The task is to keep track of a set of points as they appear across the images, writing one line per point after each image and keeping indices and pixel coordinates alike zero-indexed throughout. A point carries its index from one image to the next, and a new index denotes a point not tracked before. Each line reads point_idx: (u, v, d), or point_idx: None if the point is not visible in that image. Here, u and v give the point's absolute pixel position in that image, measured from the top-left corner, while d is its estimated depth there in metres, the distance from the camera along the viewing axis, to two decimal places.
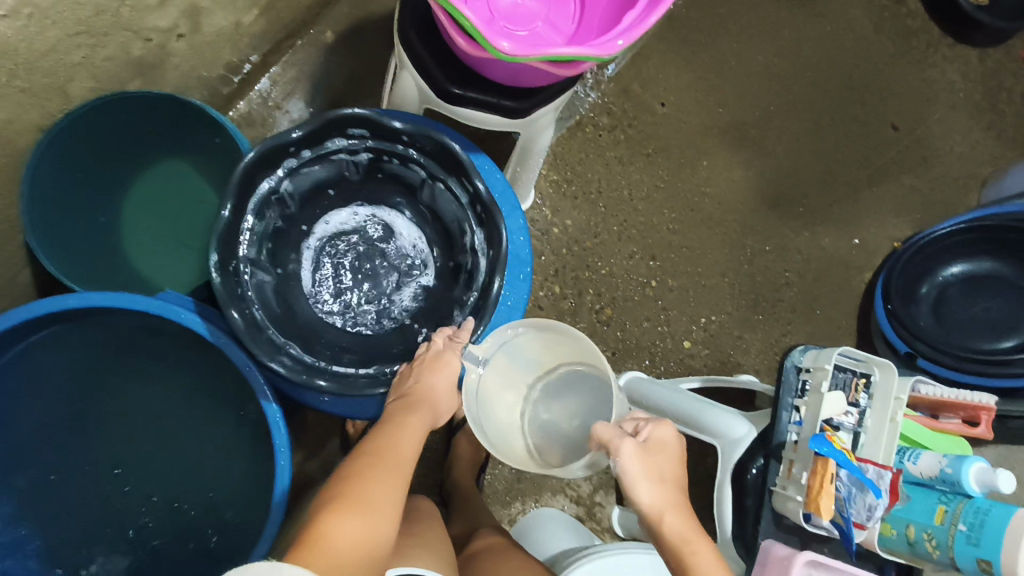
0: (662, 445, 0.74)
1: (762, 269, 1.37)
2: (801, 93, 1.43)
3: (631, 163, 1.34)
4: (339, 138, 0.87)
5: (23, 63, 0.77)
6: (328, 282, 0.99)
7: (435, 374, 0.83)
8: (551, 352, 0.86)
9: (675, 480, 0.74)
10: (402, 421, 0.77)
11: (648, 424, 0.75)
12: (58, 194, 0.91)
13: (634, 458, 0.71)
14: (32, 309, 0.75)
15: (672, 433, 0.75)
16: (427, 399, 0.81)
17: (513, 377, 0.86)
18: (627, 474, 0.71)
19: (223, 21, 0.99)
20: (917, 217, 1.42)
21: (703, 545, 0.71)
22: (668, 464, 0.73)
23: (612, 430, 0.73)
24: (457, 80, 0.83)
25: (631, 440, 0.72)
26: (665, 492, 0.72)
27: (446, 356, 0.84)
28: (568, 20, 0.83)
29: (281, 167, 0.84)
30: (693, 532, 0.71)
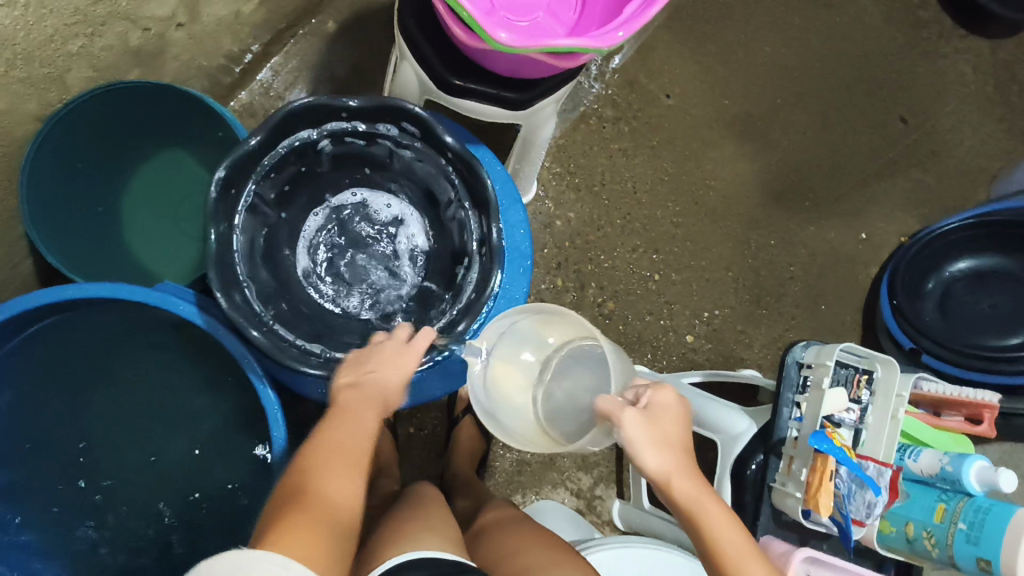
0: (663, 408, 0.76)
1: (767, 264, 1.36)
2: (808, 85, 1.41)
3: (635, 155, 1.32)
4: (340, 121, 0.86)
5: (20, 52, 0.77)
6: (325, 259, 1.00)
7: (391, 365, 0.76)
8: (563, 329, 0.85)
9: (680, 442, 0.75)
10: (354, 415, 0.73)
11: (649, 390, 0.77)
12: (57, 183, 0.91)
13: (637, 424, 0.73)
14: (30, 299, 0.74)
15: (672, 395, 0.77)
16: (381, 391, 0.75)
17: (528, 359, 0.82)
18: (633, 442, 0.73)
19: (222, 11, 0.98)
20: (924, 212, 1.41)
21: (711, 505, 0.73)
22: (671, 427, 0.75)
23: (614, 401, 0.74)
24: (457, 71, 0.83)
25: (632, 408, 0.73)
26: (671, 455, 0.74)
27: (410, 348, 0.77)
28: (570, 10, 0.82)
29: (279, 147, 0.84)
30: (700, 490, 0.73)
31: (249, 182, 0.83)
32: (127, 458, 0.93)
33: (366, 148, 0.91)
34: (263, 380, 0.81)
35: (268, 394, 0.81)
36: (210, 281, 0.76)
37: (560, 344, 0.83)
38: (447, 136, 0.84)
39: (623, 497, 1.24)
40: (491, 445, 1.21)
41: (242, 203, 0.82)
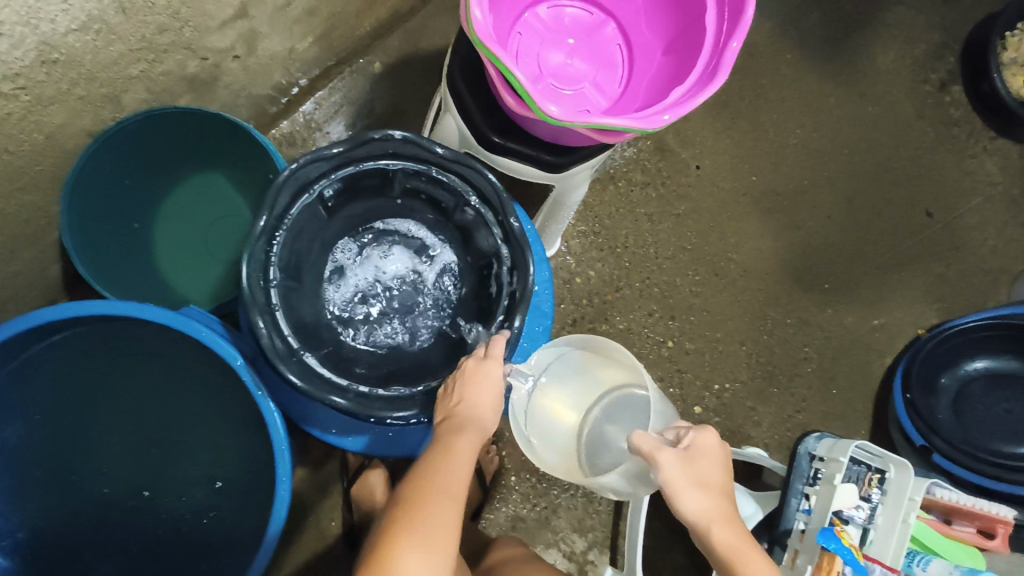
0: (705, 452, 0.73)
1: (781, 341, 1.35)
2: (836, 170, 1.43)
3: (660, 222, 1.34)
4: (394, 158, 0.88)
5: (85, 73, 0.81)
6: (360, 273, 1.00)
7: (478, 388, 0.76)
8: (612, 368, 0.87)
9: (721, 486, 0.73)
10: (447, 444, 0.72)
11: (690, 432, 0.75)
12: (96, 198, 0.93)
13: (676, 465, 0.71)
14: (57, 312, 0.75)
15: (715, 439, 0.75)
16: (473, 418, 0.75)
17: (576, 391, 0.89)
18: (670, 483, 0.71)
19: (278, 46, 1.02)
20: (943, 306, 1.40)
21: (763, 558, 0.70)
22: (714, 471, 0.73)
23: (652, 440, 0.72)
24: (498, 129, 0.85)
25: (671, 450, 0.72)
26: (711, 500, 0.72)
27: (489, 367, 0.77)
28: (615, 84, 0.84)
29: (334, 172, 0.86)
30: (743, 544, 0.70)
31: (300, 200, 0.85)
32: (127, 477, 0.92)
33: (413, 185, 0.93)
34: (275, 413, 0.80)
35: (277, 428, 0.80)
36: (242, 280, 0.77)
37: (609, 387, 0.88)
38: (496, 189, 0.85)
39: (616, 565, 1.21)
40: (488, 497, 1.19)
41: (280, 225, 0.83)
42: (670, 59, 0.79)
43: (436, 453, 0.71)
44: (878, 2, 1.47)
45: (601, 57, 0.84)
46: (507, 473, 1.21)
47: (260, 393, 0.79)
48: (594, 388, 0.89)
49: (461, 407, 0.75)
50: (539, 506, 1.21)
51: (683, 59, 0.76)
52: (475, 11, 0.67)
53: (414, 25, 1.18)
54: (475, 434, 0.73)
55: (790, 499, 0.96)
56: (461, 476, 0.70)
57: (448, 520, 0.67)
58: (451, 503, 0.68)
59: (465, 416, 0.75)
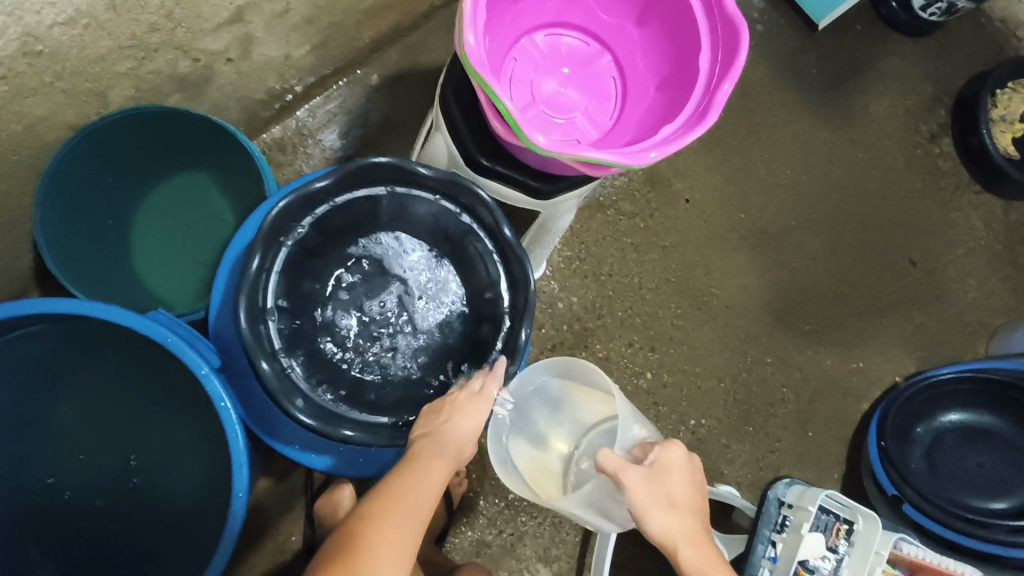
0: (669, 466, 0.74)
1: (760, 381, 1.35)
2: (823, 213, 1.43)
3: (646, 253, 1.34)
4: (402, 186, 0.91)
5: (69, 66, 0.78)
6: (397, 265, 0.98)
7: (466, 418, 0.78)
8: (597, 399, 0.85)
9: (687, 504, 0.74)
10: (420, 464, 0.74)
11: (657, 447, 0.75)
12: (73, 192, 0.91)
13: (640, 485, 0.71)
14: (26, 307, 0.73)
15: (678, 453, 0.75)
16: (453, 440, 0.76)
17: (562, 422, 0.88)
18: (637, 502, 0.70)
19: (273, 52, 1.01)
20: (921, 355, 1.41)
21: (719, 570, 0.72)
22: (677, 487, 0.73)
23: (618, 458, 0.71)
24: (487, 152, 0.85)
25: (637, 469, 0.71)
26: (676, 517, 0.72)
27: (479, 401, 0.80)
28: (607, 115, 0.84)
29: (348, 194, 0.90)
30: (706, 562, 0.72)
31: (307, 218, 0.89)
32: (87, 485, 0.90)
33: (409, 215, 0.95)
34: (238, 426, 0.77)
35: (240, 442, 0.77)
36: (240, 300, 0.82)
37: (597, 420, 0.86)
38: (504, 227, 0.89)
39: None
40: (453, 521, 1.17)
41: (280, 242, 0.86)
42: (663, 95, 0.79)
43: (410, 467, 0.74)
44: (874, 51, 1.49)
45: (594, 88, 0.84)
46: (475, 497, 1.19)
47: (223, 404, 0.76)
48: (583, 419, 0.87)
49: (448, 425, 0.78)
50: (505, 533, 1.19)
51: (675, 97, 0.76)
52: (468, 36, 0.66)
53: (414, 39, 1.20)
54: (446, 456, 0.75)
55: (756, 545, 0.97)
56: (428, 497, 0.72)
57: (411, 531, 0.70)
58: (415, 522, 0.70)
59: (446, 435, 0.77)
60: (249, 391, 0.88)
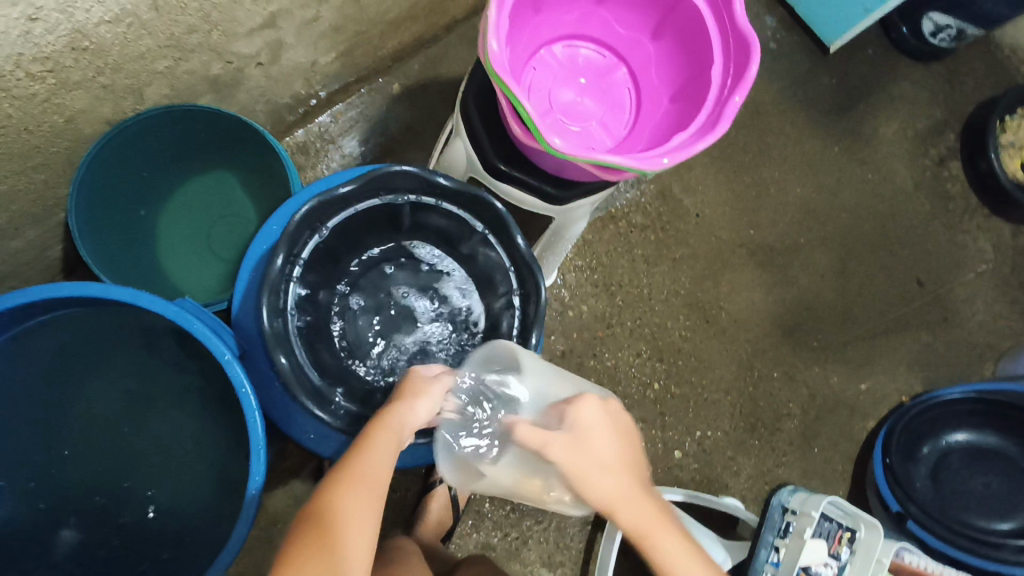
0: (591, 426, 0.68)
1: (767, 395, 1.36)
2: (832, 231, 1.45)
3: (656, 265, 1.36)
4: (427, 197, 0.92)
5: (111, 63, 0.79)
6: (417, 281, 1.04)
7: (414, 403, 0.73)
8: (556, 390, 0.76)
9: (618, 461, 0.69)
10: (372, 446, 0.67)
11: (571, 407, 0.70)
12: (105, 184, 0.94)
13: (563, 452, 0.66)
14: (59, 290, 0.76)
15: (596, 407, 0.70)
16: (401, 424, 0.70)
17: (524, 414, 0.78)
18: (565, 471, 0.66)
19: (301, 57, 1.05)
20: (928, 375, 1.42)
21: (667, 534, 0.68)
22: (603, 445, 0.68)
23: (535, 433, 0.66)
24: (504, 157, 0.88)
25: (557, 433, 0.67)
26: (609, 479, 0.67)
27: (432, 388, 0.75)
28: (622, 125, 0.87)
29: (376, 198, 0.90)
30: (648, 522, 0.67)
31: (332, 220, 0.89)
32: (107, 473, 0.92)
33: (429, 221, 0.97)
34: (256, 414, 0.79)
35: (259, 429, 0.79)
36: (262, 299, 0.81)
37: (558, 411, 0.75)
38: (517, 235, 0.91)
39: None
40: (459, 523, 1.18)
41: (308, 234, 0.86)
42: (677, 106, 0.81)
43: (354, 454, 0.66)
44: (884, 74, 1.52)
45: (610, 99, 0.87)
46: (482, 499, 1.20)
47: (245, 390, 0.78)
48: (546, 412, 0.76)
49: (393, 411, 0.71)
50: (510, 536, 1.20)
51: (688, 108, 0.79)
52: (493, 44, 0.69)
53: (434, 51, 1.28)
54: (390, 439, 0.68)
55: (760, 549, 0.98)
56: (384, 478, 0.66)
57: (367, 520, 0.62)
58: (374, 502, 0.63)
59: (394, 421, 0.70)
60: (268, 381, 0.88)
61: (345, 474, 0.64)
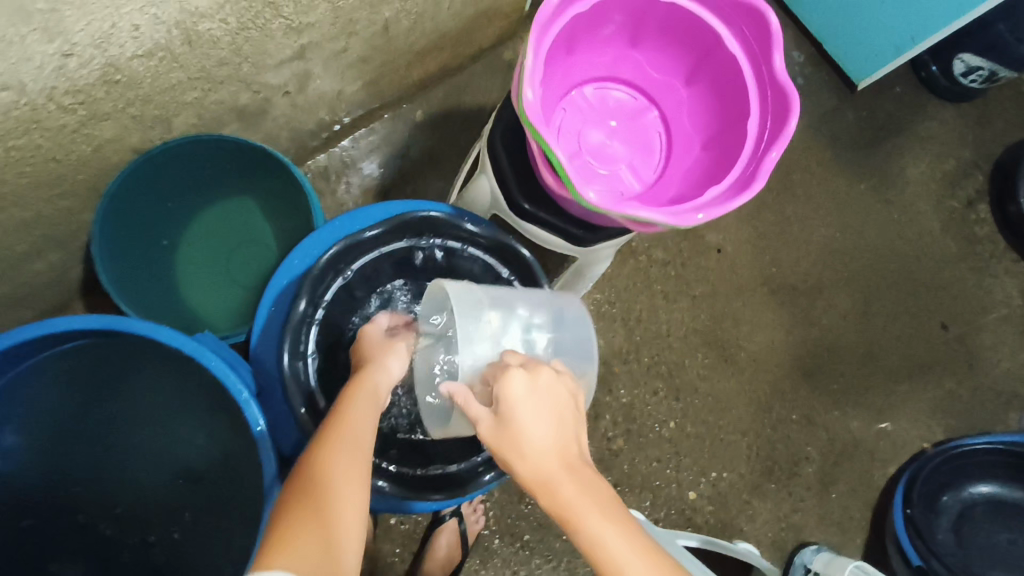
0: (514, 399, 0.61)
1: (785, 437, 1.33)
2: (856, 271, 1.43)
3: (675, 301, 1.34)
4: (454, 240, 0.91)
5: (142, 94, 0.79)
6: None
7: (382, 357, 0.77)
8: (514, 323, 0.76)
9: (547, 441, 0.60)
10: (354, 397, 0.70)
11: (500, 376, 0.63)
12: (129, 211, 0.94)
13: (484, 424, 0.63)
14: (80, 322, 0.75)
15: (522, 380, 0.62)
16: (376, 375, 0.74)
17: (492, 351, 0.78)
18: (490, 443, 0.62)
19: (327, 86, 1.05)
20: (951, 422, 1.39)
21: (598, 523, 0.58)
22: (530, 421, 0.60)
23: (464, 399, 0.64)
24: (530, 197, 0.87)
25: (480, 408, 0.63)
26: (536, 456, 0.60)
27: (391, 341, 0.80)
28: (651, 169, 0.85)
29: (403, 241, 0.89)
30: (579, 508, 0.58)
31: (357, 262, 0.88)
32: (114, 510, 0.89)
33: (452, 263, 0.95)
34: (271, 456, 0.78)
35: (270, 471, 0.78)
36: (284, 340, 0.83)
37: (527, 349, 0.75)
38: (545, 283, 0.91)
39: None
40: (467, 559, 1.16)
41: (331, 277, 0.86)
42: (708, 154, 0.80)
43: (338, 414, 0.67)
44: (912, 113, 1.50)
45: (639, 142, 0.86)
46: (491, 536, 1.18)
47: (258, 428, 0.78)
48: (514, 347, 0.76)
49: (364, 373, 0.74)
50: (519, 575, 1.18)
51: (720, 158, 0.78)
52: (527, 92, 0.69)
53: (458, 80, 1.29)
54: (368, 399, 0.71)
55: None
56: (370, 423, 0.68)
57: (364, 458, 0.64)
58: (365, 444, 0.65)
59: (369, 383, 0.73)
60: (282, 421, 0.86)
61: (332, 433, 0.64)
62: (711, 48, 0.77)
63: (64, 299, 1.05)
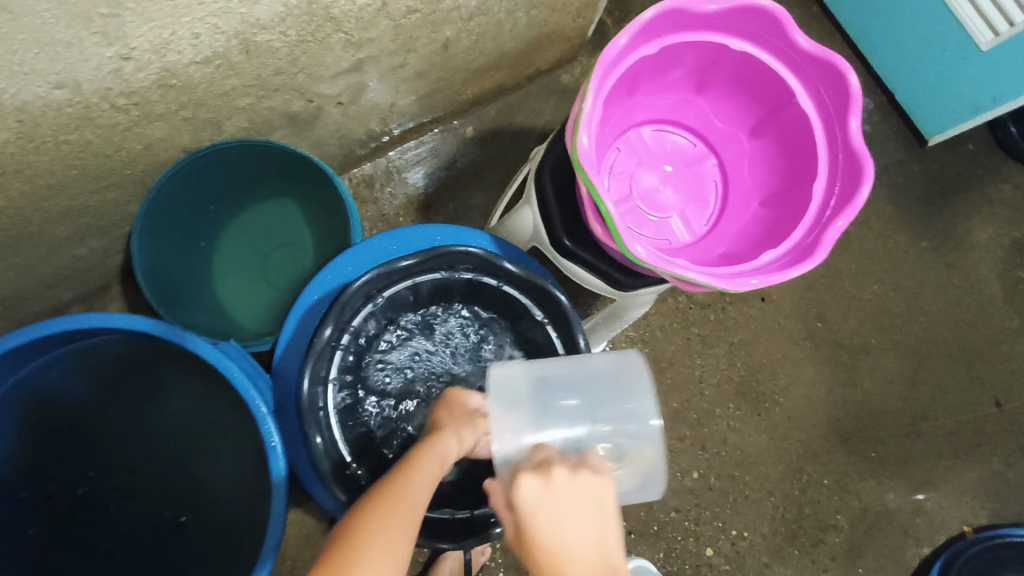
0: (540, 504, 0.54)
1: (813, 502, 1.27)
2: (907, 335, 1.35)
3: (712, 346, 1.29)
4: (490, 277, 0.89)
5: (196, 98, 0.78)
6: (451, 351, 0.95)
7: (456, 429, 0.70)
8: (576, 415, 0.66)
9: (575, 552, 0.52)
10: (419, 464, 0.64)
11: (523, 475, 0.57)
12: (171, 208, 0.95)
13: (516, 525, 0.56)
14: (110, 319, 0.75)
15: (539, 480, 0.56)
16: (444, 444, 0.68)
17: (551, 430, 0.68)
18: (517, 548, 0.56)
19: (380, 99, 1.04)
20: (995, 507, 1.30)
21: None
22: (559, 529, 0.53)
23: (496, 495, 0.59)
24: (572, 233, 0.84)
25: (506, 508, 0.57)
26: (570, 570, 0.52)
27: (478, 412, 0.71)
28: (703, 222, 0.82)
29: (437, 272, 0.88)
30: None
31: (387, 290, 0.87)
32: (128, 501, 0.89)
33: (486, 297, 0.93)
34: (281, 478, 0.76)
35: (279, 490, 0.76)
36: (305, 364, 0.80)
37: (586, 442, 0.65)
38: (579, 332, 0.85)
39: None
40: None
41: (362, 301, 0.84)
42: (767, 213, 0.76)
43: (392, 480, 0.62)
44: (985, 173, 1.42)
45: (693, 192, 0.83)
46: (495, 568, 1.16)
47: (274, 445, 0.76)
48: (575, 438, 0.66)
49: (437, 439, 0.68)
50: None
51: (780, 219, 0.74)
52: (582, 137, 0.65)
53: (512, 100, 1.28)
54: (430, 469, 0.65)
55: None
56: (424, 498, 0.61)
57: (405, 533, 0.57)
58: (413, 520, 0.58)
59: (437, 450, 0.67)
60: (297, 438, 0.85)
61: (386, 495, 0.60)
62: (783, 104, 0.74)
63: (100, 283, 1.06)
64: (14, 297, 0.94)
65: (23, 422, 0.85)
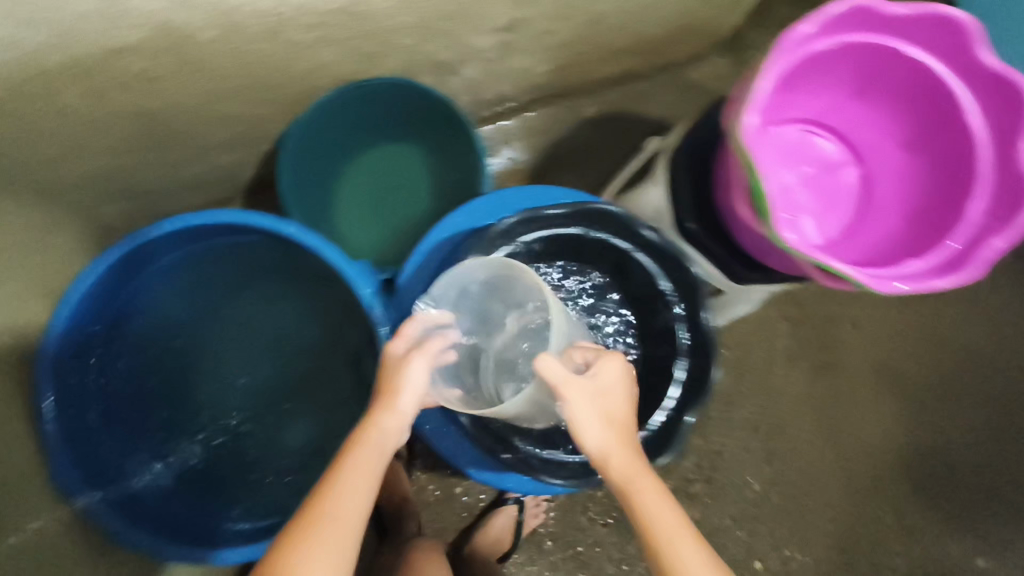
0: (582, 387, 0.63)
1: (873, 538, 1.24)
2: (1008, 392, 1.28)
3: (795, 364, 1.28)
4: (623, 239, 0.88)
5: (371, 29, 0.82)
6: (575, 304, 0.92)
7: (394, 392, 0.65)
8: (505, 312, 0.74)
9: (605, 410, 0.65)
10: (357, 459, 0.63)
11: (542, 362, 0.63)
12: (320, 133, 1.02)
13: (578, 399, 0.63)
14: (263, 221, 0.81)
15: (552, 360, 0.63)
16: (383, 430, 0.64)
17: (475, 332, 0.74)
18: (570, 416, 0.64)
19: (522, 62, 1.07)
20: None
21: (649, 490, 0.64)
22: (589, 410, 0.63)
23: (556, 372, 0.62)
24: (700, 216, 0.86)
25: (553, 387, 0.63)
26: (605, 433, 0.64)
27: (411, 361, 0.66)
28: (834, 228, 0.81)
29: (576, 227, 0.87)
30: (637, 473, 0.64)
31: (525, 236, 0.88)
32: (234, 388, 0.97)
33: (616, 263, 0.91)
34: None
35: None
36: None
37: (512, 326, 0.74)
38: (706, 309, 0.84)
39: None
40: (517, 550, 1.18)
41: (501, 240, 0.86)
42: (908, 227, 0.75)
43: (327, 483, 0.62)
44: None
45: (828, 197, 0.82)
46: (544, 535, 1.20)
47: None
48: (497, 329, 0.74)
49: (370, 425, 0.64)
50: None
51: (923, 234, 0.73)
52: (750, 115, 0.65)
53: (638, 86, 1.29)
54: (370, 459, 0.63)
55: None
56: (360, 504, 0.62)
57: (338, 549, 0.59)
58: (346, 537, 0.60)
59: (372, 440, 0.64)
60: None
61: (319, 505, 0.60)
62: (944, 119, 0.72)
63: (228, 195, 1.14)
64: (159, 187, 1.02)
65: (167, 290, 0.93)
